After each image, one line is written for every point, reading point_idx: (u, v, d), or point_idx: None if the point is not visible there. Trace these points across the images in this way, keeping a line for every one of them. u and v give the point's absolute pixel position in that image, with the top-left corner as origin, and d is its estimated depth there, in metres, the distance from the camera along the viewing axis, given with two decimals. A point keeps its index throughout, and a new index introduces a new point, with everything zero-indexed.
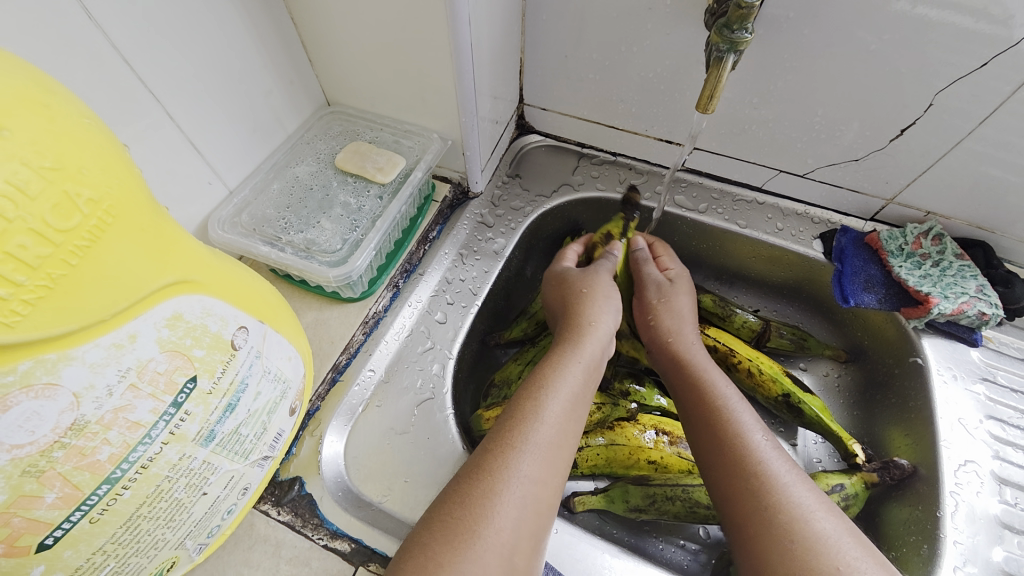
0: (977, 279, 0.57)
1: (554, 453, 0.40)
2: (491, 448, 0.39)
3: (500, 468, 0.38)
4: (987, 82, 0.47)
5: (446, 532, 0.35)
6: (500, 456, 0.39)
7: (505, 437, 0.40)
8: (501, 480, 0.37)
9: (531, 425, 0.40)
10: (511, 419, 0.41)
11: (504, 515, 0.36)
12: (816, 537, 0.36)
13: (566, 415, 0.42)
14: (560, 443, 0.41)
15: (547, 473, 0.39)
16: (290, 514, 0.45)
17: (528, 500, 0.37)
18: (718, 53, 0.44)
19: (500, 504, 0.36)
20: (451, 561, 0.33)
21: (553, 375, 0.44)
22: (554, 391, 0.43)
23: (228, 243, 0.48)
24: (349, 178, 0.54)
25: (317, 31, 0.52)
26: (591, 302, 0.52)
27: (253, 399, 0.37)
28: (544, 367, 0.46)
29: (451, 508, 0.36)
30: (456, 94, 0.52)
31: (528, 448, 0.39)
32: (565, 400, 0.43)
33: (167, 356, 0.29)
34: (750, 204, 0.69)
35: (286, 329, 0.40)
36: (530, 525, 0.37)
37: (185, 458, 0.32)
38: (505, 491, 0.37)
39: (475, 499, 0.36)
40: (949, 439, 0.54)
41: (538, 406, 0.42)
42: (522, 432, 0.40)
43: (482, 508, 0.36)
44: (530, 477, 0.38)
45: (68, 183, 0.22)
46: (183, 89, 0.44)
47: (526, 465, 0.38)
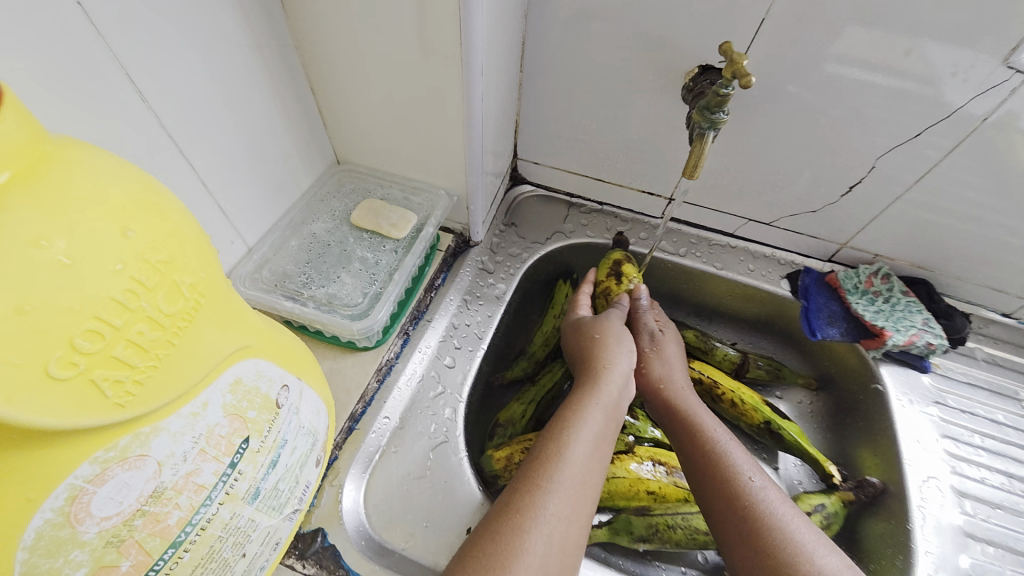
0: (922, 312, 0.66)
1: (580, 494, 0.43)
2: (518, 487, 0.43)
3: (529, 505, 0.41)
4: (916, 149, 0.57)
5: (485, 566, 0.37)
6: (528, 496, 0.41)
7: (533, 476, 0.43)
8: (531, 516, 0.40)
9: (558, 465, 0.44)
10: (538, 459, 0.45)
11: (537, 549, 0.38)
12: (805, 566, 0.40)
13: (589, 457, 0.45)
14: (586, 483, 0.44)
15: (573, 510, 0.42)
16: (315, 566, 0.45)
17: (555, 535, 0.40)
18: (700, 130, 0.50)
19: (529, 539, 0.39)
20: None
21: (574, 419, 0.48)
22: (576, 434, 0.46)
23: (252, 300, 0.50)
24: (365, 234, 0.57)
25: (334, 99, 0.57)
26: (605, 348, 0.55)
27: (290, 454, 0.38)
28: (566, 411, 0.49)
29: (488, 542, 0.39)
30: (465, 156, 0.57)
31: (554, 486, 0.42)
32: (587, 443, 0.46)
33: (228, 420, 0.31)
34: (724, 248, 0.76)
35: (316, 380, 0.42)
36: (560, 560, 0.39)
37: (234, 517, 0.33)
38: (535, 527, 0.40)
39: (507, 533, 0.39)
40: (912, 458, 0.60)
41: (560, 446, 0.45)
42: (549, 470, 0.43)
43: (515, 540, 0.38)
44: (557, 513, 0.41)
45: (174, 273, 0.25)
46: (213, 153, 0.47)
47: (551, 502, 0.41)
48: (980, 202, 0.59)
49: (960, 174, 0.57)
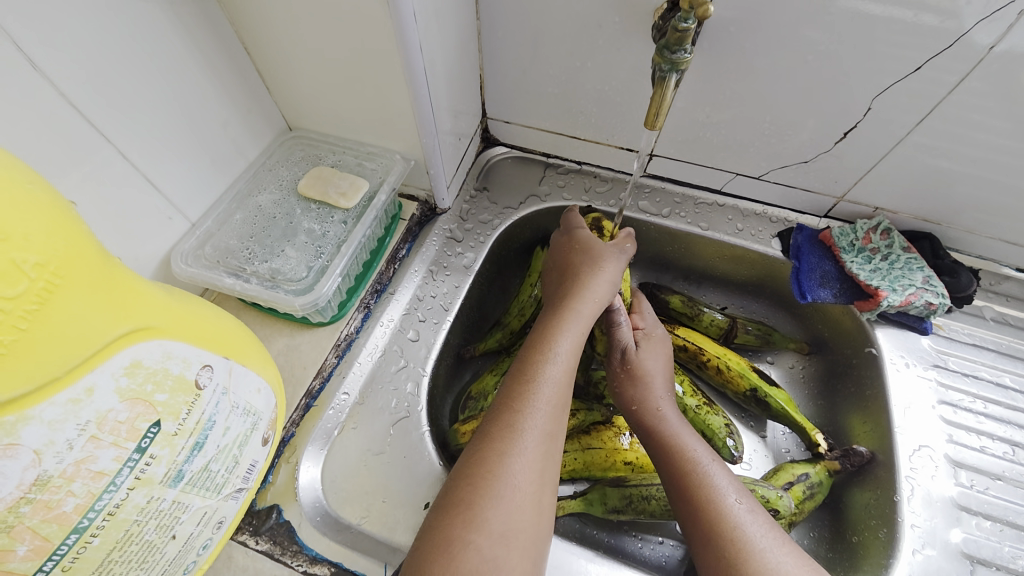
0: (924, 270, 0.60)
1: (564, 404, 0.44)
2: (505, 406, 0.43)
3: (522, 423, 0.42)
4: (918, 85, 0.50)
5: (483, 487, 0.39)
6: (520, 412, 0.42)
7: (520, 393, 0.44)
8: (518, 435, 0.41)
9: (541, 382, 0.44)
10: (519, 379, 0.45)
11: (530, 464, 0.40)
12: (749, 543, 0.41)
13: (571, 369, 0.46)
14: (567, 393, 0.45)
15: (558, 420, 0.43)
16: (268, 542, 0.45)
17: (543, 452, 0.41)
18: (661, 73, 0.46)
19: (516, 458, 0.40)
20: (492, 512, 0.38)
21: (556, 339, 0.47)
22: (557, 349, 0.47)
23: (192, 276, 0.48)
24: (313, 204, 0.55)
25: (271, 60, 0.53)
26: (591, 263, 0.53)
27: (223, 434, 0.37)
28: (546, 330, 0.48)
29: (482, 463, 0.40)
30: (415, 116, 0.53)
31: (538, 406, 0.43)
32: (567, 361, 0.46)
33: (127, 405, 0.29)
34: (710, 206, 0.71)
35: (252, 361, 0.40)
36: (550, 469, 0.41)
37: (153, 501, 0.33)
38: (523, 445, 0.41)
39: (505, 454, 0.40)
40: (904, 426, 0.56)
41: (543, 362, 0.45)
42: (534, 386, 0.44)
43: (507, 458, 0.40)
44: (547, 428, 0.42)
45: (14, 251, 0.23)
46: (139, 125, 0.45)
47: (538, 421, 0.42)
48: (995, 147, 0.52)
49: (979, 115, 0.50)
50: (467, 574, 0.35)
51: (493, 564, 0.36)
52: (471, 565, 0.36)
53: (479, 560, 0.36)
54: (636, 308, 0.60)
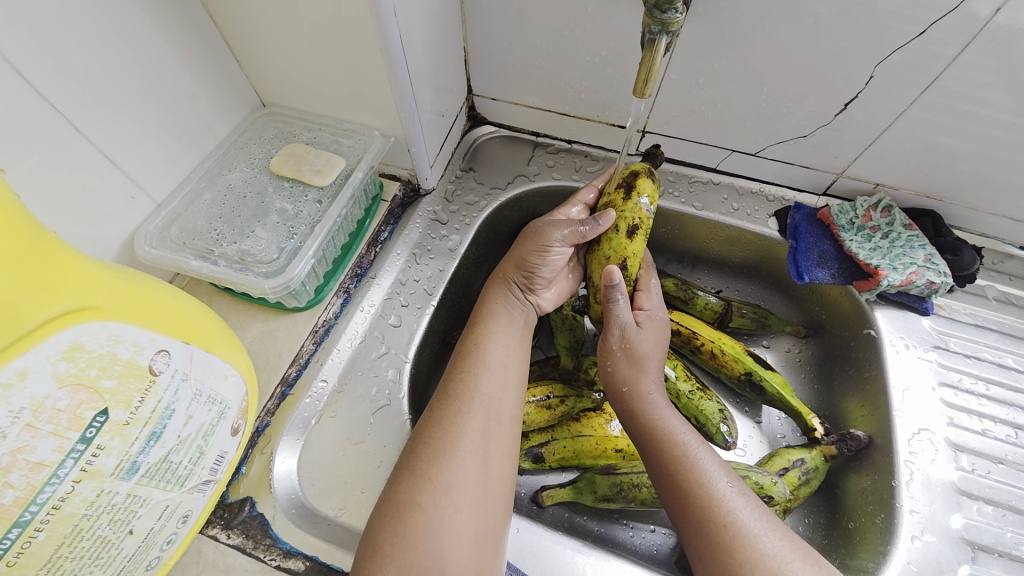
0: (926, 248, 0.58)
1: (506, 381, 0.47)
2: (450, 382, 0.46)
3: (463, 396, 0.44)
4: (927, 51, 0.47)
5: (428, 454, 0.41)
6: (462, 385, 0.45)
7: (460, 370, 0.46)
8: (463, 405, 0.44)
9: (481, 359, 0.47)
10: (461, 356, 0.48)
11: (471, 432, 0.42)
12: (739, 533, 0.39)
13: (507, 348, 0.49)
14: (508, 371, 0.47)
15: (501, 388, 0.46)
16: (241, 536, 0.43)
17: (488, 418, 0.44)
18: (650, 35, 0.43)
19: (461, 424, 0.42)
20: (438, 476, 0.39)
21: (493, 319, 0.51)
22: (496, 332, 0.50)
23: (157, 259, 0.46)
24: (286, 183, 0.52)
25: (238, 30, 0.49)
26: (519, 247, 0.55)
27: (184, 424, 0.35)
28: (489, 312, 0.52)
29: (429, 432, 0.42)
30: (392, 89, 0.50)
31: (481, 376, 0.46)
32: (505, 336, 0.50)
33: (67, 391, 0.27)
34: (705, 185, 0.68)
35: (218, 346, 0.38)
36: (494, 439, 0.43)
37: (104, 494, 0.31)
38: (468, 414, 0.43)
39: (447, 422, 0.42)
40: (903, 409, 0.54)
41: (483, 340, 0.49)
42: (475, 363, 0.47)
43: (449, 426, 0.42)
44: (487, 399, 0.44)
45: None
46: (92, 99, 0.41)
47: (482, 391, 0.45)
48: (1004, 120, 0.50)
49: (982, 88, 0.48)
50: (415, 537, 0.37)
51: (440, 525, 0.38)
52: (418, 529, 0.37)
53: (426, 522, 0.37)
54: (643, 282, 0.56)
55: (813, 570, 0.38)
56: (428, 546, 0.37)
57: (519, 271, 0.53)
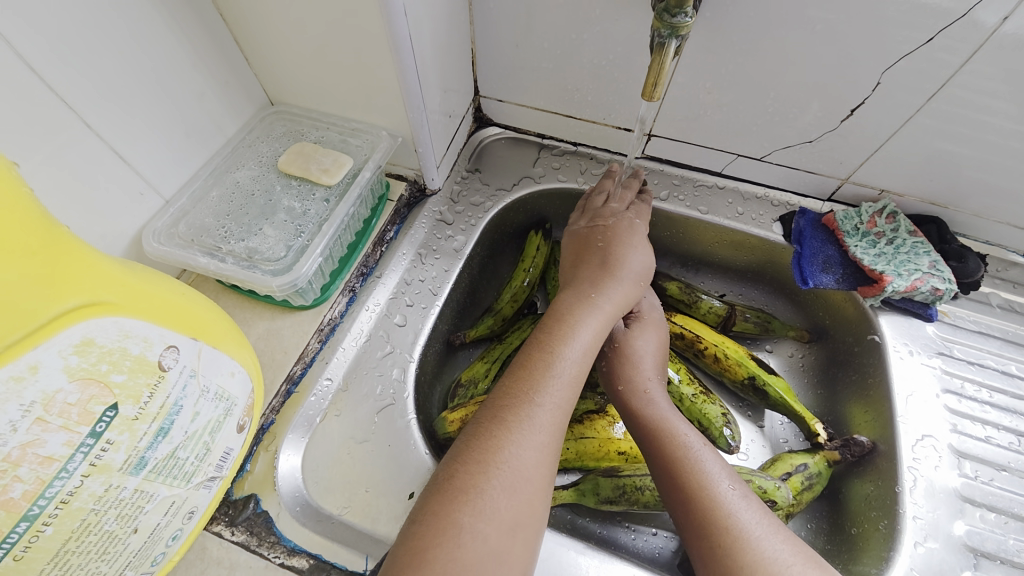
0: (930, 254, 0.58)
1: (569, 395, 0.43)
2: (508, 393, 0.42)
3: (524, 414, 0.41)
4: (933, 58, 0.47)
5: (478, 472, 0.37)
6: (526, 400, 0.41)
7: (522, 385, 0.43)
8: (523, 422, 0.40)
9: (547, 374, 0.43)
10: (521, 369, 0.44)
11: (533, 454, 0.39)
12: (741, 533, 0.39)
13: (581, 366, 0.45)
14: (574, 385, 0.44)
15: (564, 408, 0.43)
16: (245, 533, 0.43)
17: (550, 440, 0.40)
18: (659, 39, 0.43)
19: (522, 445, 0.39)
20: (492, 497, 0.36)
21: (564, 330, 0.47)
22: (571, 341, 0.46)
23: (164, 255, 0.46)
24: (293, 181, 0.53)
25: (247, 28, 0.50)
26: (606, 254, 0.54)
27: (191, 420, 0.35)
28: (555, 323, 0.48)
29: (476, 446, 0.39)
30: (400, 90, 0.51)
31: (546, 395, 0.42)
32: (577, 351, 0.46)
33: (78, 386, 0.28)
34: (710, 189, 0.68)
35: (226, 343, 0.38)
36: (552, 462, 0.40)
37: (112, 489, 0.31)
38: (528, 433, 0.40)
39: (504, 442, 0.39)
40: (906, 415, 0.54)
41: (549, 353, 0.45)
42: (544, 374, 0.43)
43: (507, 446, 0.39)
44: (549, 419, 0.41)
45: None
46: (103, 94, 0.42)
47: (544, 410, 0.41)
48: (1008, 128, 0.50)
49: (987, 95, 0.48)
50: (468, 562, 0.33)
51: (495, 552, 0.34)
52: (471, 552, 0.34)
53: (479, 546, 0.34)
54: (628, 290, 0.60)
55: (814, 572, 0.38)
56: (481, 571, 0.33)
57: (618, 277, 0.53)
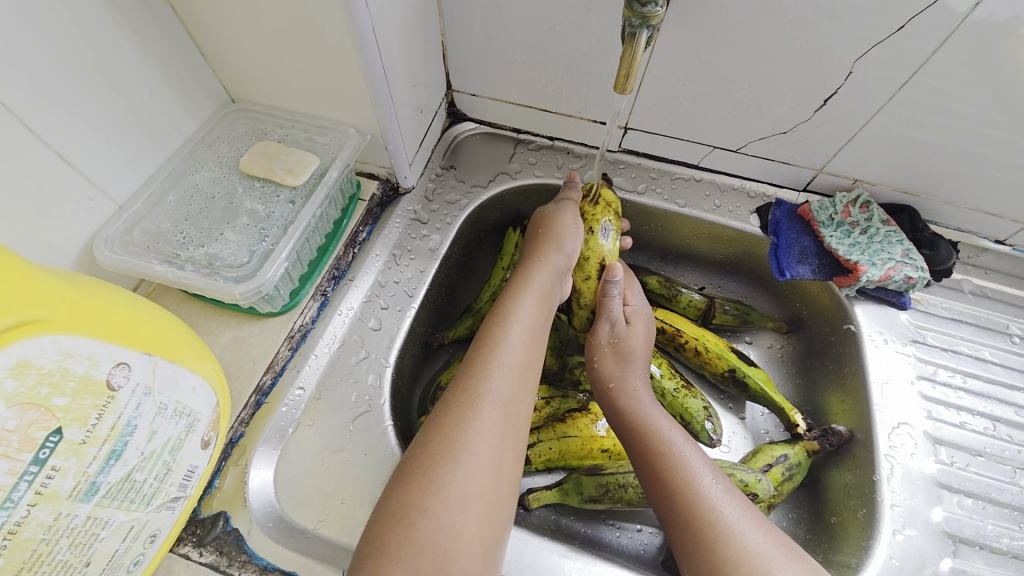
0: (903, 243, 0.58)
1: (524, 373, 0.42)
2: (464, 374, 0.41)
3: (482, 390, 0.40)
4: (905, 47, 0.47)
5: (439, 453, 0.36)
6: (479, 378, 0.40)
7: (479, 361, 0.42)
8: (479, 399, 0.39)
9: (502, 349, 0.43)
10: (478, 345, 0.43)
11: (489, 430, 0.38)
12: (726, 525, 0.39)
13: (530, 338, 0.45)
14: (528, 363, 0.43)
15: (522, 381, 0.42)
16: (214, 554, 0.41)
17: (506, 415, 0.39)
18: (630, 29, 0.42)
19: (478, 420, 0.38)
20: (450, 477, 0.36)
21: (515, 306, 0.46)
22: (521, 317, 0.46)
23: (118, 264, 0.44)
24: (256, 182, 0.50)
25: (200, 20, 0.47)
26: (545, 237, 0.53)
27: (148, 439, 0.33)
28: (506, 298, 0.48)
29: (439, 429, 0.38)
30: (367, 86, 0.49)
31: (500, 368, 0.41)
32: (527, 326, 0.45)
33: (15, 411, 0.26)
34: (688, 182, 0.68)
35: (186, 356, 0.36)
36: (511, 438, 0.39)
37: (62, 518, 0.29)
38: (486, 409, 0.39)
39: (463, 420, 0.38)
40: (882, 403, 0.55)
41: (505, 327, 0.44)
42: (494, 347, 0.43)
43: (465, 423, 0.38)
44: (506, 394, 0.40)
45: None
46: (43, 94, 0.39)
47: (500, 383, 0.41)
48: (977, 117, 0.50)
49: (955, 84, 0.48)
50: (424, 542, 0.33)
51: (453, 531, 0.34)
52: (428, 533, 0.33)
53: (436, 527, 0.34)
54: (627, 281, 0.56)
55: (795, 566, 0.38)
56: (438, 552, 0.33)
57: (557, 253, 0.51)
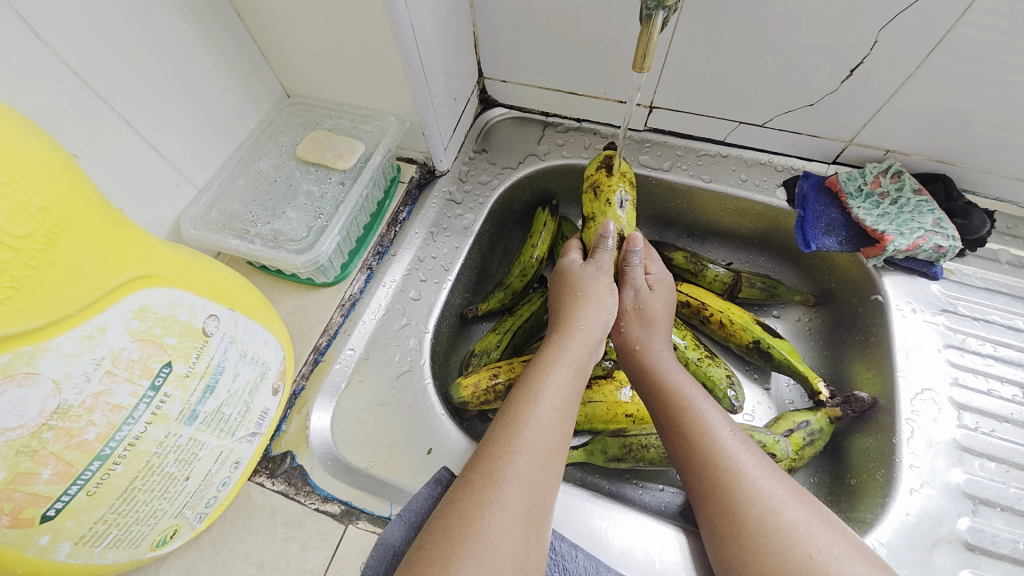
0: (934, 213, 0.58)
1: (552, 436, 0.41)
2: (493, 432, 0.41)
3: (506, 451, 0.39)
4: (933, 10, 0.47)
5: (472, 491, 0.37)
6: (503, 441, 0.40)
7: (506, 427, 0.41)
8: (505, 458, 0.38)
9: (532, 412, 0.42)
10: (506, 411, 0.42)
11: (514, 492, 0.37)
12: (739, 473, 0.42)
13: (561, 406, 0.43)
14: (557, 427, 0.42)
15: (546, 450, 0.40)
16: (284, 484, 0.48)
17: (532, 480, 0.38)
18: (647, 11, 0.44)
19: (503, 483, 0.37)
20: (478, 519, 0.35)
21: (547, 372, 0.45)
22: (552, 385, 0.44)
23: (201, 240, 0.51)
24: (311, 167, 0.57)
25: (261, 24, 0.53)
26: (576, 304, 0.52)
27: (232, 380, 0.40)
28: (534, 370, 0.46)
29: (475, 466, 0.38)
30: (405, 76, 0.54)
31: (529, 431, 0.40)
32: (560, 394, 0.44)
33: (139, 345, 0.32)
34: (713, 158, 0.69)
35: (257, 314, 0.43)
36: (534, 504, 0.37)
37: (170, 436, 0.35)
38: (512, 472, 0.38)
39: (493, 470, 0.38)
40: (906, 369, 0.56)
41: (538, 387, 0.44)
42: (525, 415, 0.41)
43: (497, 469, 0.38)
44: (532, 459, 0.39)
45: (19, 194, 0.25)
46: (139, 93, 0.46)
47: (526, 447, 0.39)
48: (1014, 79, 0.49)
49: (987, 47, 0.48)
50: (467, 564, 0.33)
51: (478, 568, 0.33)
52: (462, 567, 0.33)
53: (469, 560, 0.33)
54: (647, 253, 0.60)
55: (804, 508, 0.40)
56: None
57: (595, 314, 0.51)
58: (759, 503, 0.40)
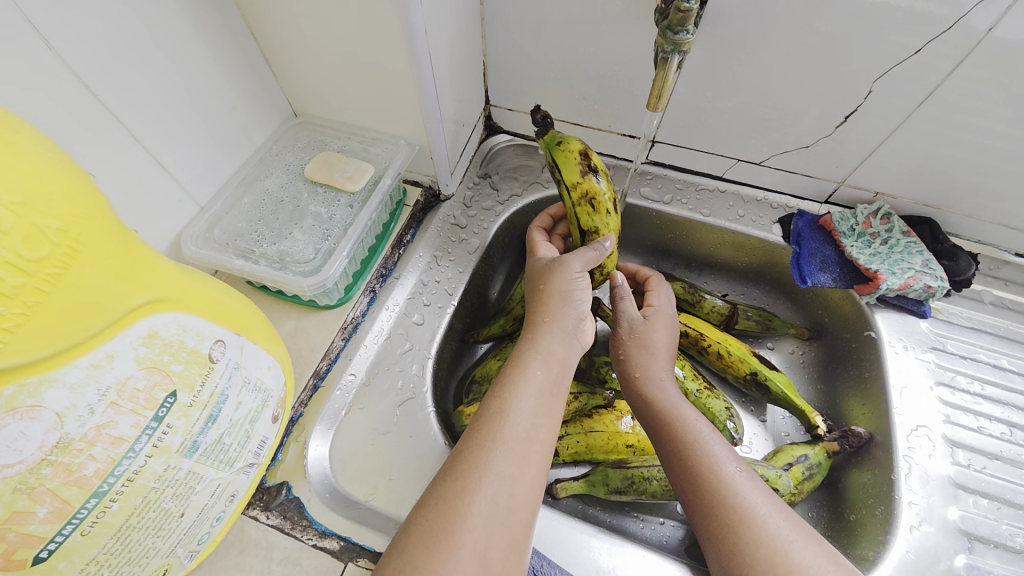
0: (923, 254, 0.61)
1: (526, 446, 0.43)
2: (469, 444, 0.42)
3: (478, 465, 0.40)
4: (927, 63, 0.49)
5: (445, 509, 0.38)
6: (476, 452, 0.41)
7: (477, 437, 0.42)
8: (477, 474, 0.40)
9: (504, 422, 0.43)
10: (479, 420, 0.44)
11: (484, 505, 0.39)
12: (747, 510, 0.42)
13: (534, 410, 0.45)
14: (532, 435, 0.44)
15: (518, 463, 0.42)
16: (279, 517, 0.46)
17: (503, 491, 0.40)
18: (663, 54, 0.46)
19: (472, 501, 0.39)
20: (453, 538, 0.37)
21: (518, 377, 0.47)
22: (525, 389, 0.46)
23: (202, 258, 0.49)
24: (319, 188, 0.56)
25: (275, 44, 0.53)
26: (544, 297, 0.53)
27: (235, 409, 0.38)
28: (508, 372, 0.47)
29: (447, 484, 0.40)
30: (419, 102, 0.54)
31: (501, 444, 0.42)
32: (533, 398, 0.46)
33: (144, 373, 0.31)
34: (712, 192, 0.71)
35: (263, 339, 0.41)
36: (504, 517, 0.39)
37: (170, 469, 0.34)
38: (480, 486, 0.39)
39: (463, 487, 0.39)
40: (902, 407, 0.57)
41: (510, 396, 0.45)
42: (497, 425, 0.43)
43: (469, 486, 0.39)
44: (502, 471, 0.41)
45: (36, 216, 0.24)
46: (148, 108, 0.45)
47: (497, 460, 0.41)
48: (997, 133, 0.53)
49: (972, 103, 0.51)
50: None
51: None
52: None
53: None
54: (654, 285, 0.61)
55: (814, 550, 0.40)
56: None
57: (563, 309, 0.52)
58: (765, 540, 0.41)
